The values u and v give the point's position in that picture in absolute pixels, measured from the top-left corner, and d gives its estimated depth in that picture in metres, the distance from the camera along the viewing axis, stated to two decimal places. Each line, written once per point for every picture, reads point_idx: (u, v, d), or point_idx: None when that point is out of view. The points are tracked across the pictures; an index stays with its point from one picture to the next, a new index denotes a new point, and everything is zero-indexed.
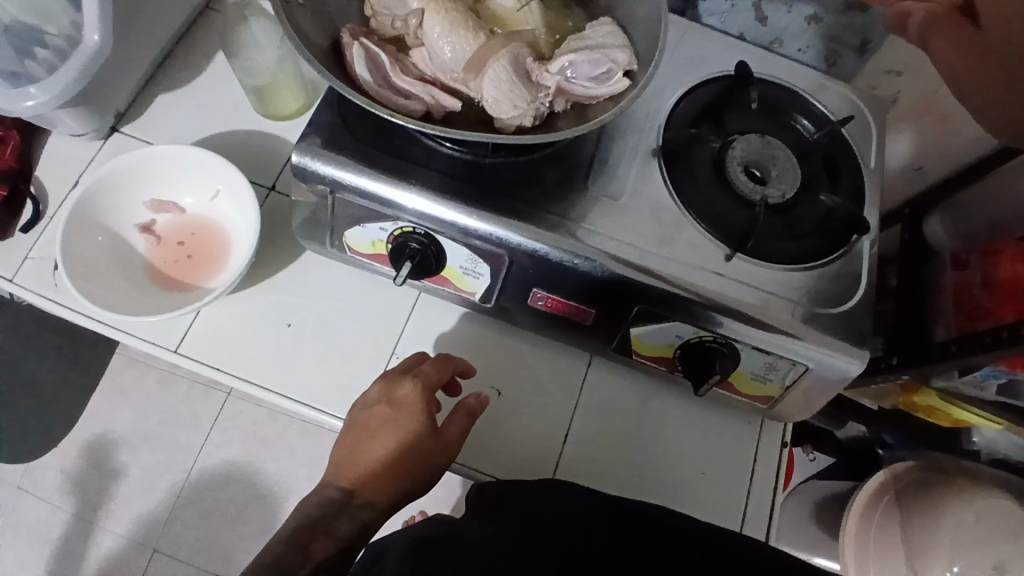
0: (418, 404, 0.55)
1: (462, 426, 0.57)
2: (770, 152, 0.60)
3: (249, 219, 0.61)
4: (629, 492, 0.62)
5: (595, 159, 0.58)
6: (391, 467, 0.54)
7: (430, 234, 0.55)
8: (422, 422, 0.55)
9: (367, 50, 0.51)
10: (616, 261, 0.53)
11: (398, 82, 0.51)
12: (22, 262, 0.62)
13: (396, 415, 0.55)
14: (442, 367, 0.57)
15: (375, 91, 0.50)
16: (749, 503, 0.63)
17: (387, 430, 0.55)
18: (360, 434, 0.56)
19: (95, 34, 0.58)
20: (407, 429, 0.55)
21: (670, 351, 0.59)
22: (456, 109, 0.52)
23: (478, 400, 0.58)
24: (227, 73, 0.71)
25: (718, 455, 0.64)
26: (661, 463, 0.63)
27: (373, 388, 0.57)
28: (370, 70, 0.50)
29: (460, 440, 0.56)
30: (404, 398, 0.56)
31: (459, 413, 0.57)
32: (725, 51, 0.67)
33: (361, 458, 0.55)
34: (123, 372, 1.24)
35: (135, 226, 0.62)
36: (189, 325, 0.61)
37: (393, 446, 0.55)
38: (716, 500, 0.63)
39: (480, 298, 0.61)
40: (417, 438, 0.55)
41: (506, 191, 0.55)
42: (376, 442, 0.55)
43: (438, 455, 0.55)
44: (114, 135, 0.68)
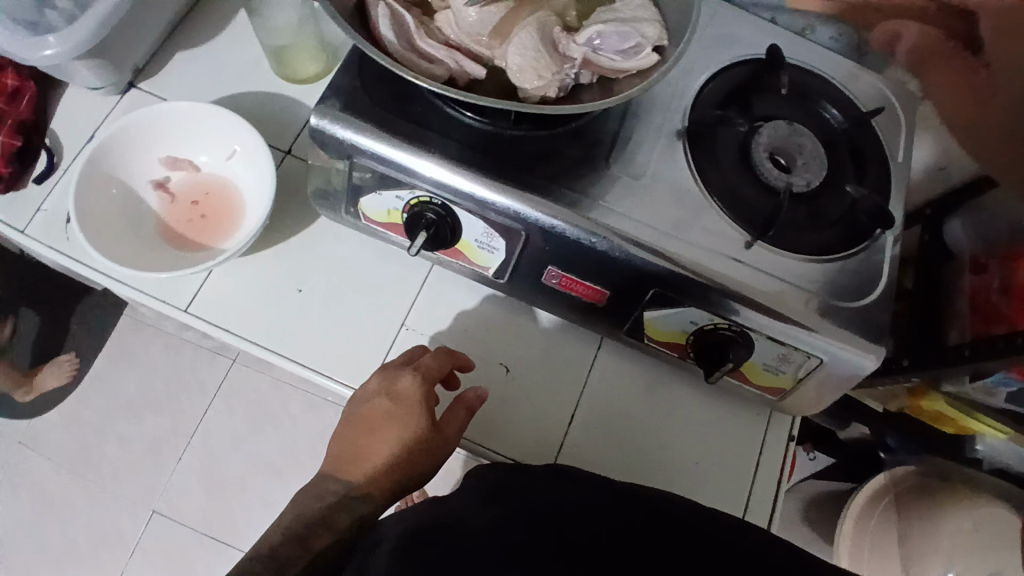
0: (419, 398, 0.55)
1: (462, 420, 0.56)
2: (796, 140, 0.59)
3: (265, 180, 0.61)
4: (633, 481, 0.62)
5: (619, 137, 0.57)
6: (391, 461, 0.54)
7: (447, 205, 0.54)
8: (422, 416, 0.55)
9: (392, 11, 0.50)
10: (635, 243, 0.53)
11: (423, 45, 0.50)
12: (34, 213, 0.62)
13: (396, 407, 0.55)
14: (442, 360, 0.57)
15: (399, 54, 0.49)
16: (751, 495, 0.63)
17: (388, 423, 0.55)
18: (361, 426, 0.56)
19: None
20: (407, 423, 0.55)
21: (683, 337, 0.59)
22: (480, 76, 0.51)
23: (478, 395, 0.57)
24: (247, 32, 0.70)
25: (724, 445, 0.64)
26: (666, 454, 0.63)
27: (372, 380, 0.56)
28: (394, 31, 0.49)
29: (458, 434, 0.56)
30: (404, 392, 0.55)
31: (459, 407, 0.56)
32: (756, 34, 0.65)
33: (362, 450, 0.55)
34: (131, 333, 1.26)
35: (149, 182, 0.62)
36: (200, 285, 0.61)
37: (394, 439, 0.54)
38: (718, 490, 0.62)
39: (493, 274, 0.60)
40: (418, 431, 0.55)
41: (526, 164, 0.54)
42: (376, 435, 0.55)
43: (438, 449, 0.55)
44: (131, 91, 0.67)
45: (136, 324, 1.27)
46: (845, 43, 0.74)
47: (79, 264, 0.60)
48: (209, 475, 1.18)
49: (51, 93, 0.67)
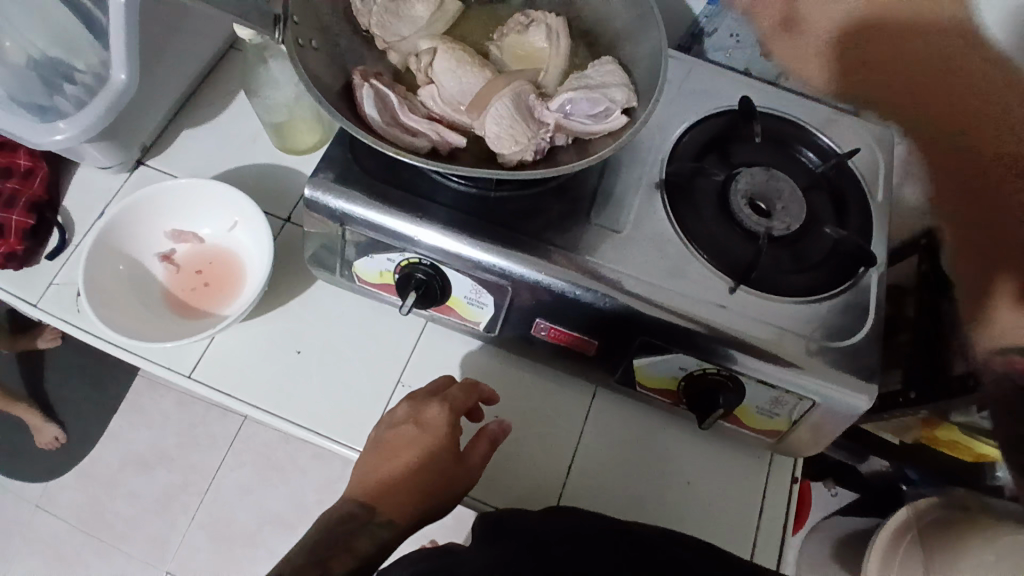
0: (445, 427, 0.56)
1: (482, 455, 0.57)
2: (775, 185, 0.61)
3: (263, 249, 0.63)
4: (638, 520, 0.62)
5: (599, 192, 0.60)
6: (412, 487, 0.55)
7: (436, 265, 0.56)
8: (446, 445, 0.56)
9: (376, 91, 0.53)
10: (619, 293, 0.54)
11: (405, 119, 0.53)
12: (47, 287, 0.65)
13: (422, 435, 0.56)
14: (468, 392, 0.58)
15: (382, 129, 0.52)
16: (757, 543, 0.61)
17: (412, 449, 0.56)
18: (384, 452, 0.56)
19: (122, 74, 0.61)
20: (432, 450, 0.55)
21: (674, 384, 0.59)
22: (462, 145, 0.54)
23: (500, 428, 0.58)
24: (249, 108, 0.74)
25: (728, 493, 0.63)
26: (674, 494, 0.63)
27: (400, 408, 0.58)
28: (378, 109, 0.53)
29: (481, 466, 0.57)
30: (431, 420, 0.56)
31: (482, 440, 0.57)
32: (729, 86, 0.68)
33: (384, 474, 0.56)
34: (142, 393, 1.28)
35: (155, 255, 0.65)
36: (202, 351, 0.63)
37: (417, 465, 0.55)
38: (723, 538, 0.61)
39: (485, 328, 0.62)
40: (440, 460, 0.55)
41: (510, 223, 0.56)
42: (400, 460, 0.55)
43: (459, 480, 0.56)
44: (140, 168, 0.71)
45: (147, 383, 1.28)
46: None
47: (89, 335, 0.63)
48: (221, 531, 1.18)
49: (62, 174, 0.71)
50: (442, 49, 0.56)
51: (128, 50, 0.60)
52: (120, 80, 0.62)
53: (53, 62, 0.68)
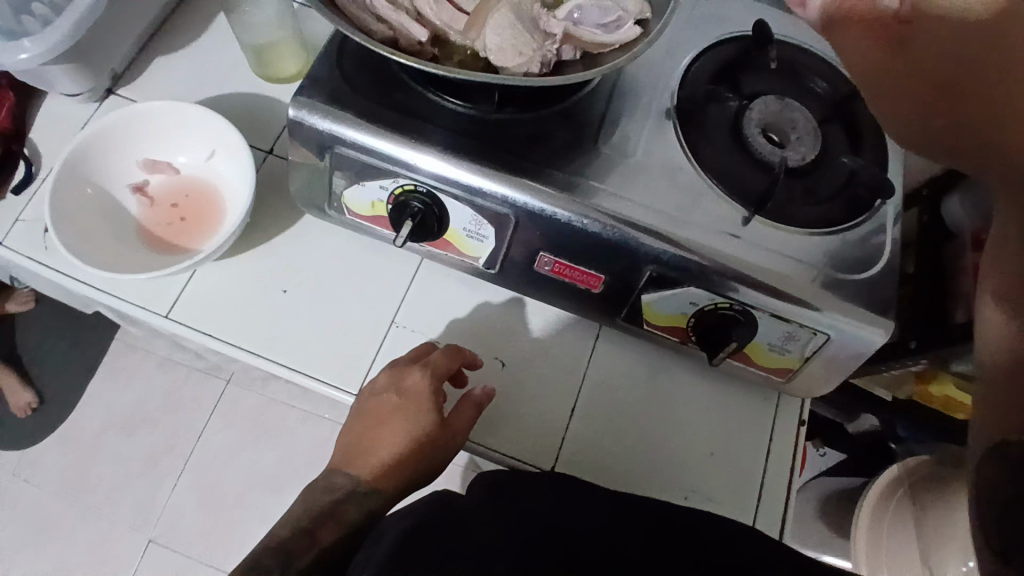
0: (427, 394, 0.53)
1: (469, 418, 0.54)
2: (794, 115, 0.57)
3: (246, 179, 0.58)
4: (632, 476, 0.59)
5: (606, 118, 0.56)
6: (399, 457, 0.53)
7: (433, 194, 0.53)
8: (430, 412, 0.53)
9: None
10: (630, 222, 0.51)
11: (373, 1, 0.49)
12: (11, 222, 0.59)
13: (404, 403, 0.53)
14: (451, 357, 0.56)
15: (343, 0, 0.48)
16: (763, 485, 0.60)
17: (396, 418, 0.53)
18: (367, 421, 0.54)
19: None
20: (415, 417, 0.53)
21: (683, 321, 0.56)
22: (423, 40, 0.49)
23: (486, 393, 0.55)
24: (227, 34, 0.69)
25: (733, 437, 0.61)
26: (672, 448, 0.60)
27: (380, 377, 0.55)
28: None
29: (467, 431, 0.54)
30: (413, 385, 0.54)
31: (467, 404, 0.54)
32: (741, 13, 0.64)
33: (370, 444, 0.53)
34: (123, 356, 1.23)
35: (127, 186, 0.59)
36: (182, 290, 0.59)
37: (404, 433, 0.53)
38: (728, 484, 0.59)
39: (484, 264, 0.58)
40: (425, 429, 0.53)
41: (513, 147, 0.53)
42: (385, 429, 0.53)
43: (445, 446, 0.54)
44: (110, 97, 0.65)
45: (127, 344, 1.24)
46: None
47: (60, 274, 0.58)
48: (208, 497, 1.15)
49: (27, 101, 0.65)
50: None
51: None
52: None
53: None
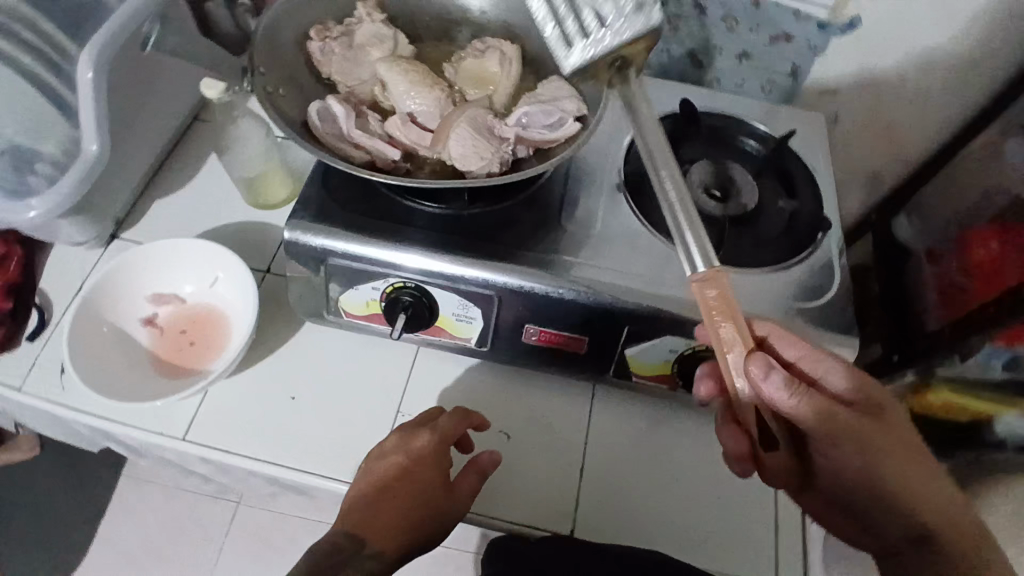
0: (434, 454, 0.55)
1: (474, 483, 0.56)
2: (727, 173, 0.66)
3: (248, 298, 0.63)
4: (650, 530, 0.60)
5: (565, 197, 0.63)
6: (404, 517, 0.52)
7: (421, 286, 0.58)
8: (437, 473, 0.55)
9: (325, 107, 0.57)
10: (602, 285, 0.56)
11: (349, 132, 0.56)
12: (30, 368, 0.63)
13: (410, 466, 0.55)
14: (457, 421, 0.58)
15: (325, 136, 0.55)
16: (777, 519, 0.61)
17: (402, 479, 0.54)
18: (374, 482, 0.54)
19: (92, 145, 0.60)
20: (422, 478, 0.54)
21: (668, 368, 0.60)
22: (397, 159, 0.56)
23: (491, 457, 0.57)
24: (218, 172, 0.76)
25: (737, 475, 0.63)
26: (682, 495, 0.62)
27: (390, 439, 0.57)
28: (322, 119, 0.56)
29: (471, 497, 0.56)
30: (420, 447, 0.56)
31: (472, 469, 0.56)
32: (668, 93, 0.73)
33: (375, 501, 0.53)
34: (129, 492, 1.21)
35: (138, 320, 0.63)
36: (195, 410, 0.62)
37: (411, 493, 0.53)
38: (743, 521, 0.61)
39: (476, 343, 0.62)
40: (431, 491, 0.54)
41: (488, 235, 0.59)
42: (392, 488, 0.54)
43: (449, 509, 0.54)
44: (115, 242, 0.71)
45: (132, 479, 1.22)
46: (750, 83, 0.85)
47: (77, 412, 0.61)
48: None
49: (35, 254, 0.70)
50: (395, 73, 0.60)
51: (99, 120, 0.60)
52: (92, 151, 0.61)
53: (21, 147, 0.65)
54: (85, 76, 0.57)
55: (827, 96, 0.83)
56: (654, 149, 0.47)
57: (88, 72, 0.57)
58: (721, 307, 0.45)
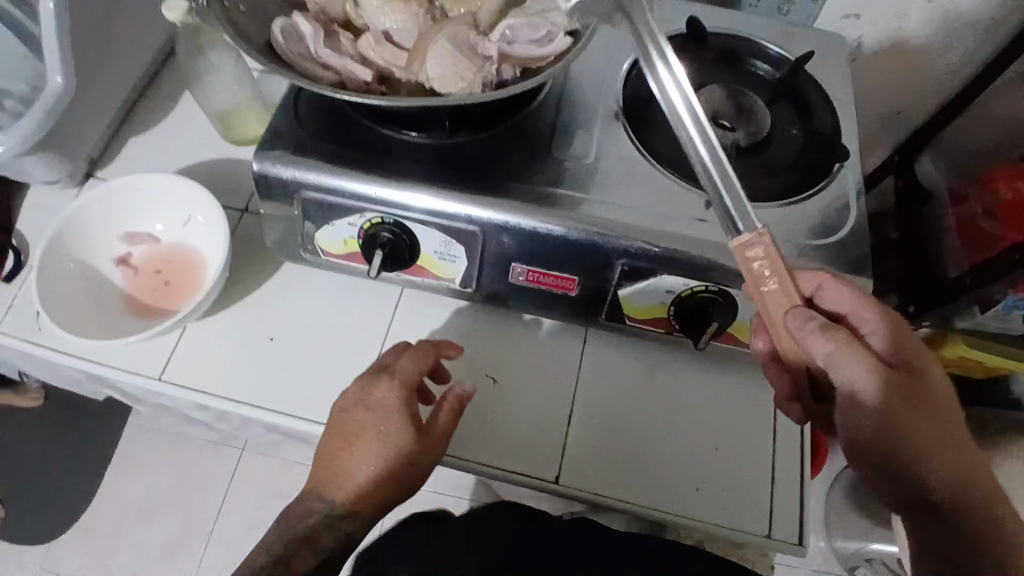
0: (396, 405, 0.52)
1: (447, 423, 0.53)
2: (736, 98, 0.60)
3: (222, 237, 0.60)
4: (643, 479, 0.57)
5: (557, 126, 0.58)
6: (374, 478, 0.51)
7: (399, 222, 0.54)
8: (402, 424, 0.52)
9: (290, 24, 0.52)
10: (593, 220, 0.52)
11: (318, 52, 0.51)
12: (6, 311, 0.61)
13: (373, 419, 0.52)
14: (419, 363, 0.54)
15: (289, 55, 0.51)
16: (776, 468, 0.58)
17: (364, 435, 0.51)
18: (338, 441, 0.52)
19: (58, 77, 0.58)
20: (387, 431, 0.51)
21: (664, 311, 0.56)
22: (370, 80, 0.51)
23: (463, 392, 0.53)
24: (193, 107, 0.72)
25: (734, 422, 0.60)
26: (678, 442, 0.59)
27: (348, 391, 0.53)
28: (286, 37, 0.51)
29: (446, 439, 0.53)
30: (379, 399, 0.52)
31: (444, 410, 0.53)
32: (673, 13, 0.67)
33: (340, 463, 0.52)
34: (135, 439, 1.23)
35: (111, 260, 0.60)
36: (173, 352, 0.60)
37: (376, 451, 0.51)
38: (740, 470, 0.58)
39: (461, 283, 0.59)
40: (399, 445, 0.51)
41: (472, 167, 0.55)
42: (356, 448, 0.51)
43: (424, 457, 0.52)
44: (90, 181, 0.68)
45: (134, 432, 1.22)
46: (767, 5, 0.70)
47: (54, 355, 0.59)
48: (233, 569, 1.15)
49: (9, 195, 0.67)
50: None
51: (63, 54, 0.57)
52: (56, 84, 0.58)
53: None
54: (45, 5, 0.56)
55: (849, 23, 0.72)
56: (697, 110, 0.44)
57: (49, 1, 0.56)
58: (773, 264, 0.42)
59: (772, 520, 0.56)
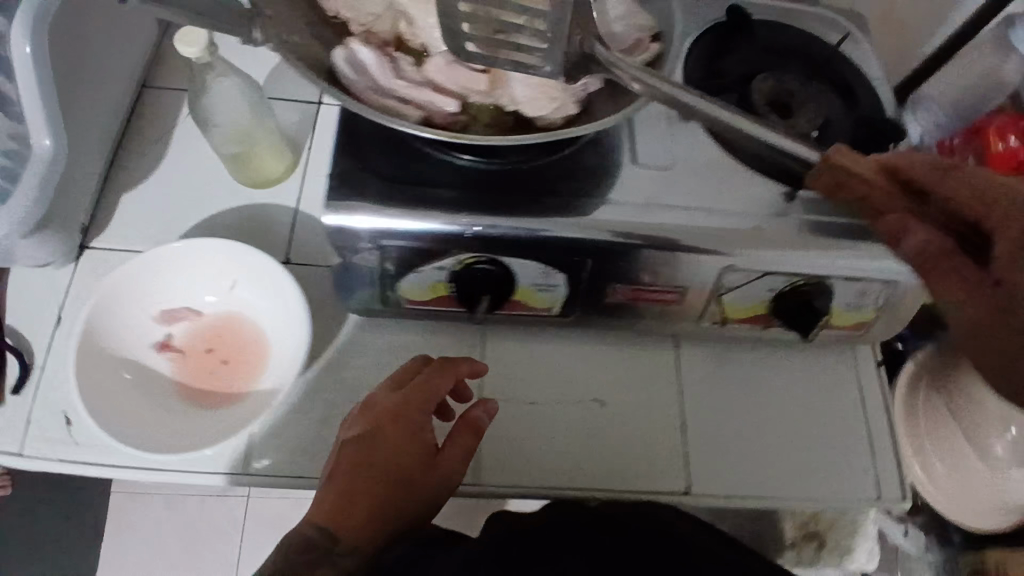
0: (411, 415, 0.49)
1: (468, 442, 0.49)
2: (790, 86, 0.59)
3: (282, 302, 0.53)
4: (762, 472, 0.59)
5: (634, 134, 0.55)
6: (381, 500, 0.45)
7: (499, 259, 0.50)
8: (417, 439, 0.48)
9: (350, 51, 0.46)
10: (703, 230, 0.50)
11: (388, 81, 0.45)
12: (25, 428, 0.52)
13: (384, 434, 0.48)
14: (438, 376, 0.51)
15: (359, 88, 0.45)
16: (875, 438, 0.61)
17: (374, 451, 0.47)
18: (346, 464, 0.47)
19: (48, 140, 0.47)
20: (400, 447, 0.47)
21: (764, 308, 0.55)
22: (455, 111, 0.46)
23: (485, 410, 0.50)
24: (190, 148, 0.62)
25: (830, 400, 0.62)
26: (784, 431, 0.60)
27: (357, 410, 0.50)
28: (352, 66, 0.45)
29: (464, 459, 0.49)
30: (391, 411, 0.49)
31: (465, 427, 0.50)
32: None
33: (342, 483, 0.46)
34: (132, 510, 1.11)
35: (150, 347, 0.52)
36: (249, 439, 0.53)
37: (389, 467, 0.47)
38: (844, 448, 0.60)
39: (557, 310, 0.56)
40: (415, 461, 0.47)
41: (547, 188, 0.51)
42: (361, 466, 0.46)
43: (438, 476, 0.48)
44: (86, 254, 0.57)
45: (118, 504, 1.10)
46: None
47: (105, 467, 0.51)
48: None
49: None
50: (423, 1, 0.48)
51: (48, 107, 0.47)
52: (45, 147, 0.47)
53: None
54: (19, 49, 0.46)
55: None
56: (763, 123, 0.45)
57: (24, 42, 0.46)
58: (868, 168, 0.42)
59: (877, 487, 0.59)
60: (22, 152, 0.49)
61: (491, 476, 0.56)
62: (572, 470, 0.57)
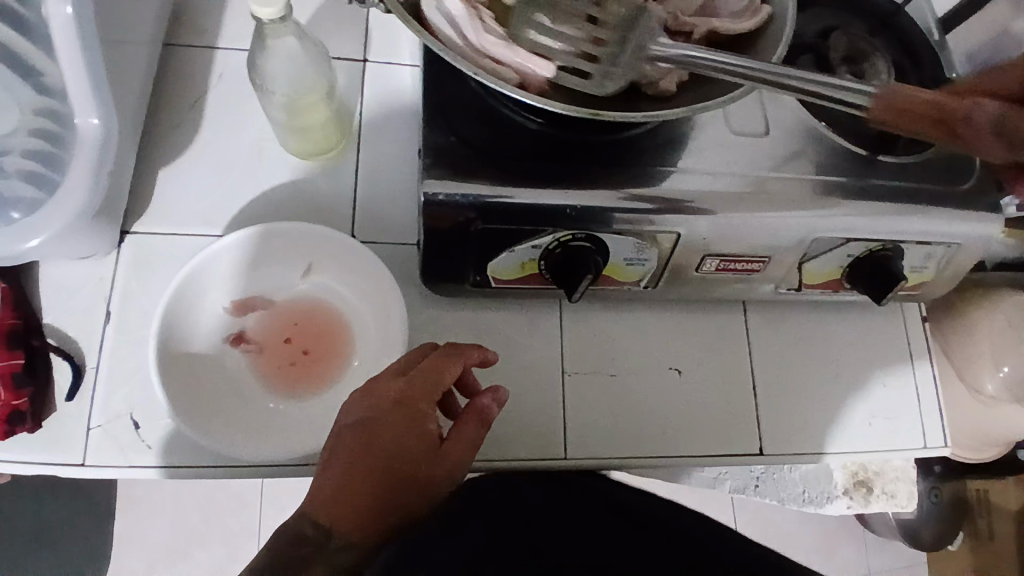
0: (419, 401, 0.45)
1: (475, 434, 0.45)
2: (863, 45, 0.58)
3: (363, 282, 0.53)
4: (829, 428, 0.61)
5: None
6: (377, 495, 0.41)
7: (593, 235, 0.49)
8: (425, 425, 0.44)
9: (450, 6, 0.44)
10: (794, 198, 0.50)
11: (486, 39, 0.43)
12: (88, 434, 0.49)
13: (389, 420, 0.43)
14: (448, 361, 0.47)
15: (456, 45, 0.43)
16: (931, 391, 0.63)
17: (379, 438, 0.42)
18: (343, 453, 0.42)
19: (94, 117, 0.46)
20: (408, 434, 0.43)
21: (837, 273, 0.57)
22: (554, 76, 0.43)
23: (495, 398, 0.47)
24: (233, 123, 0.59)
25: (890, 357, 0.64)
26: (847, 389, 0.62)
27: (357, 395, 0.45)
28: (451, 24, 0.44)
29: (470, 451, 0.45)
30: (396, 397, 0.44)
31: (473, 416, 0.46)
32: None
33: (340, 474, 0.41)
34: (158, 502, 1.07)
35: (224, 340, 0.52)
36: None
37: (392, 455, 0.42)
38: (901, 401, 0.62)
39: (642, 283, 0.56)
40: (419, 450, 0.43)
41: (633, 154, 0.50)
42: (361, 455, 0.41)
43: (436, 471, 0.43)
44: (130, 240, 0.55)
45: (120, 493, 1.02)
46: None
47: (180, 470, 0.49)
48: None
49: (27, 282, 0.53)
50: None
51: (95, 82, 0.46)
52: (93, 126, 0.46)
53: None
54: (62, 12, 0.44)
55: None
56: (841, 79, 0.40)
57: (66, 4, 0.44)
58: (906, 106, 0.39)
59: (926, 437, 0.61)
60: (66, 135, 0.48)
61: (575, 448, 0.56)
62: (652, 437, 0.58)
